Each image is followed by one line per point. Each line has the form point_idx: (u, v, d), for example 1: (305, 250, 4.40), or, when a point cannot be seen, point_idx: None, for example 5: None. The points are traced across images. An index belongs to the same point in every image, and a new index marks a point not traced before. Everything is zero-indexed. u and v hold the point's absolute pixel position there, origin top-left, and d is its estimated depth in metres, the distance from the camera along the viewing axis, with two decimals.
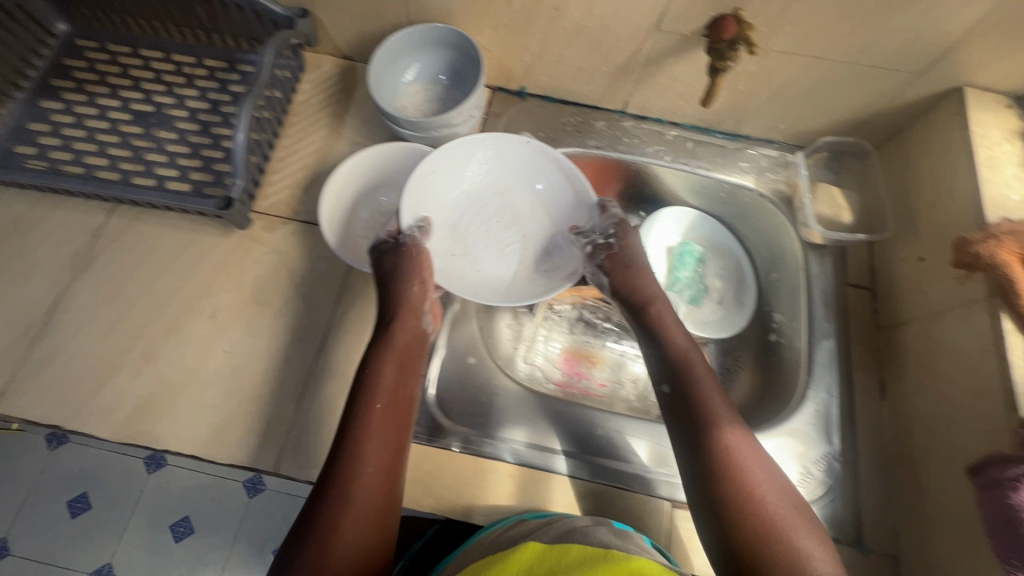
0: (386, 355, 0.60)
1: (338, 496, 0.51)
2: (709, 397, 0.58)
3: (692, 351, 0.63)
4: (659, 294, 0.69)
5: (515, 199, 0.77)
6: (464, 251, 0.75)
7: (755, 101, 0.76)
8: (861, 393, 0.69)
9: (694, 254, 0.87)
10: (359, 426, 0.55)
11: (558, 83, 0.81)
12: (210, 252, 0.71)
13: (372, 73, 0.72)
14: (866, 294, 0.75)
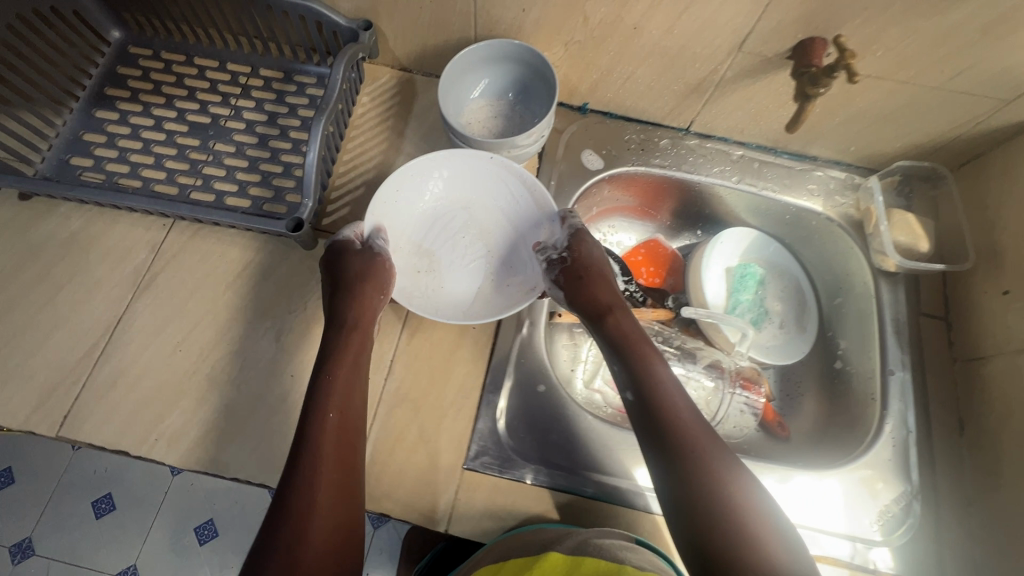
0: (343, 365, 0.59)
1: (302, 500, 0.49)
2: (679, 414, 0.55)
3: (651, 356, 0.60)
4: (618, 301, 0.65)
5: (479, 213, 0.73)
6: (426, 266, 0.71)
7: (830, 124, 0.74)
8: (938, 428, 0.68)
9: (756, 277, 0.84)
10: (318, 432, 0.53)
11: (624, 100, 0.79)
12: (273, 271, 0.69)
13: (441, 90, 0.70)
14: (940, 324, 0.73)
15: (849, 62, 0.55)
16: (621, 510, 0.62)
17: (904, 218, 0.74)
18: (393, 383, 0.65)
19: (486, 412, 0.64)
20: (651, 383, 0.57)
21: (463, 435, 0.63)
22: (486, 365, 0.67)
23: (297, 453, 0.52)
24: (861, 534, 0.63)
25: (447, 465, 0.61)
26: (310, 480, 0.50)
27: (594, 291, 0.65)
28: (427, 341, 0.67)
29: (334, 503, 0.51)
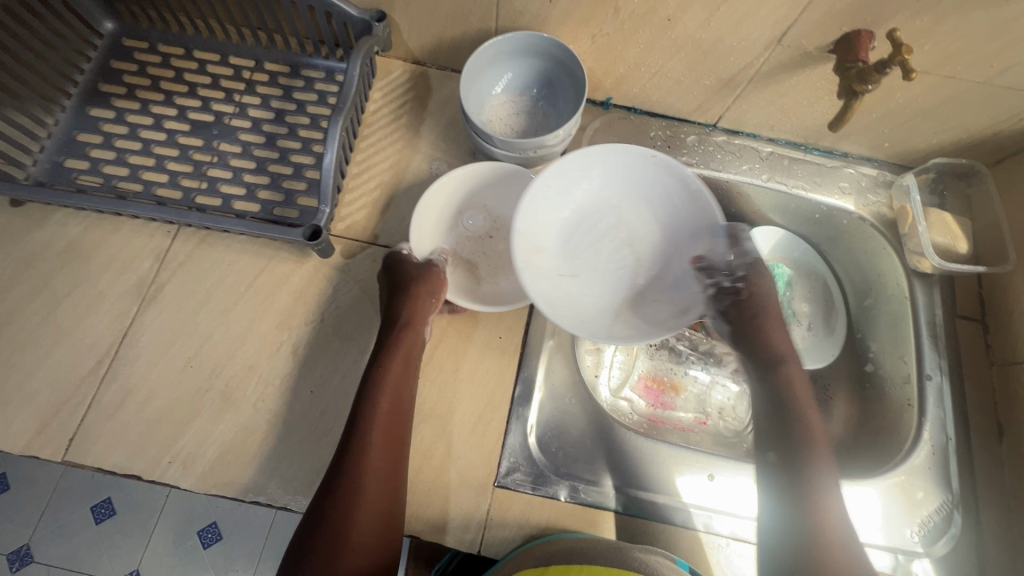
0: (392, 367, 0.57)
1: (344, 501, 0.50)
2: (824, 466, 0.57)
3: (812, 420, 0.60)
4: (792, 353, 0.64)
5: (633, 222, 0.69)
6: (572, 271, 0.67)
7: (865, 121, 0.71)
8: (978, 435, 0.66)
9: (785, 278, 0.83)
10: (365, 433, 0.53)
11: (650, 95, 0.75)
12: (286, 279, 0.65)
13: (461, 88, 0.66)
14: (976, 326, 0.71)
15: (906, 58, 0.52)
16: (660, 527, 0.59)
17: (940, 218, 0.72)
18: (418, 397, 0.62)
19: (516, 427, 0.62)
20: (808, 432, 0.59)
21: (493, 452, 0.60)
22: (514, 377, 0.64)
23: (344, 452, 0.53)
24: (902, 545, 0.61)
25: (477, 483, 0.59)
26: (353, 481, 0.51)
27: (769, 332, 0.65)
28: (452, 352, 0.64)
29: (376, 506, 0.51)
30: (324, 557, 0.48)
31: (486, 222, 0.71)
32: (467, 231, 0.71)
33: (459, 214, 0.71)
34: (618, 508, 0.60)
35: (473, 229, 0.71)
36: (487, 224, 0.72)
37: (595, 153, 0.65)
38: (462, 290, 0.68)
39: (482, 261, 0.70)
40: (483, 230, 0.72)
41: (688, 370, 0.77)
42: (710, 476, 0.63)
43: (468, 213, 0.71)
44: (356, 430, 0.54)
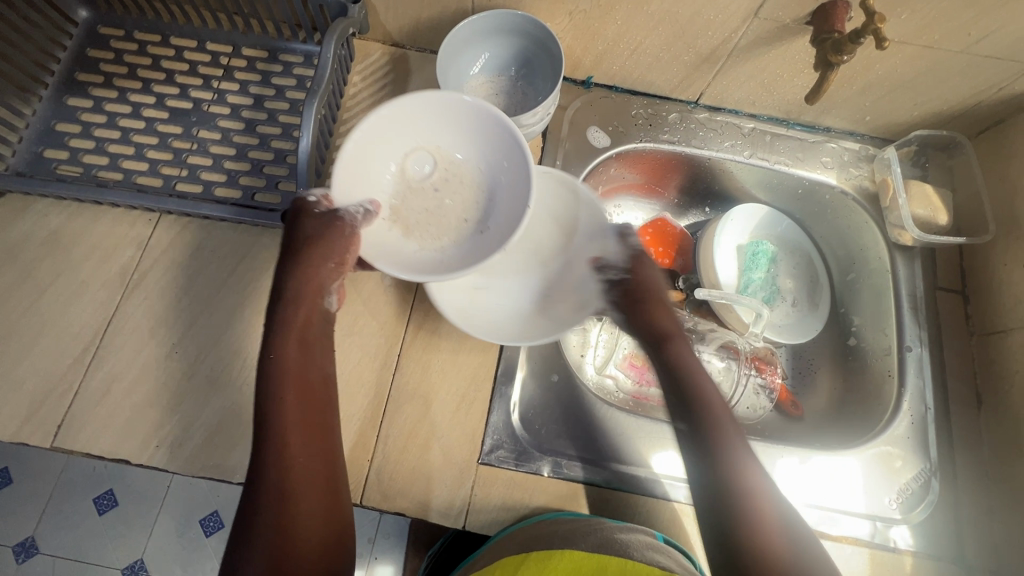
0: (288, 345, 0.53)
1: (274, 498, 0.47)
2: (746, 458, 0.52)
3: (710, 391, 0.56)
4: (677, 326, 0.59)
5: (537, 230, 0.71)
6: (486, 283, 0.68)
7: (845, 94, 0.71)
8: (957, 404, 0.67)
9: (768, 254, 0.82)
10: (279, 423, 0.50)
11: (630, 73, 0.75)
12: (269, 265, 0.66)
13: (438, 68, 0.66)
14: (957, 297, 0.72)
15: (880, 27, 0.52)
16: (641, 499, 0.60)
17: (921, 190, 0.72)
18: (402, 379, 0.63)
19: (500, 405, 0.62)
20: (716, 422, 0.54)
21: (477, 430, 0.61)
22: (497, 356, 0.64)
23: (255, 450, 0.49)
24: (882, 513, 0.62)
25: (461, 461, 0.60)
26: (279, 477, 0.48)
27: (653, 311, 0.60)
28: (435, 333, 0.65)
29: (310, 493, 0.49)
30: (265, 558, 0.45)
31: (436, 169, 0.60)
32: (412, 178, 0.60)
33: (405, 156, 0.60)
34: (595, 481, 0.61)
35: (419, 177, 0.60)
36: (437, 173, 0.61)
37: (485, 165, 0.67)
38: (397, 247, 0.56)
39: (425, 215, 0.59)
40: (431, 179, 0.60)
41: None
42: None
43: (416, 155, 0.60)
44: (262, 423, 0.50)
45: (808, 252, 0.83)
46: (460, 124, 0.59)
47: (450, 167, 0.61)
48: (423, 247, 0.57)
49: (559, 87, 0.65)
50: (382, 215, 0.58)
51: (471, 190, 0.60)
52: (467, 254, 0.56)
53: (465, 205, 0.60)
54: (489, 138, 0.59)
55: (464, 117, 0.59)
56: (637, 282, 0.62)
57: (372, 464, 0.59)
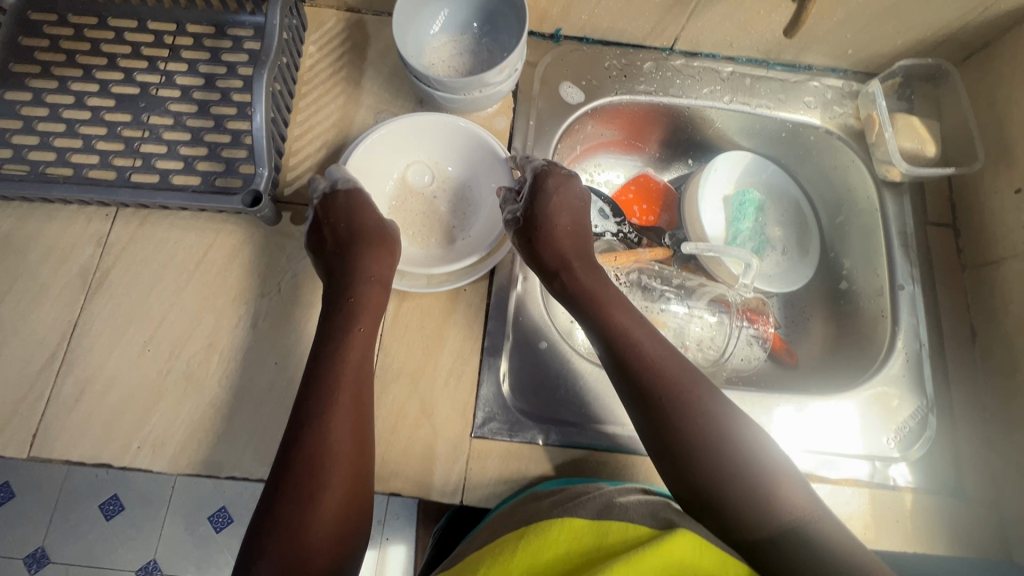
0: (353, 330, 0.55)
1: (301, 487, 0.47)
2: (662, 365, 0.53)
3: (618, 306, 0.57)
4: (575, 251, 0.59)
5: (461, 182, 0.66)
6: (406, 232, 0.64)
7: (826, 26, 0.68)
8: (951, 339, 0.66)
9: (755, 203, 0.81)
10: (324, 411, 0.50)
11: (599, 21, 0.71)
12: (237, 252, 0.63)
13: (394, 29, 0.61)
14: (948, 232, 0.70)
15: None
16: (639, 459, 0.60)
17: (908, 123, 0.69)
18: (384, 359, 0.61)
19: (488, 377, 0.61)
20: (625, 345, 0.54)
21: (467, 404, 0.60)
22: (482, 327, 0.62)
23: (295, 437, 0.49)
24: (879, 452, 0.62)
25: (454, 437, 0.58)
26: (313, 464, 0.48)
27: (552, 237, 0.59)
28: (416, 311, 0.62)
29: (338, 486, 0.48)
30: (286, 546, 0.45)
31: (435, 181, 0.66)
32: (413, 188, 0.66)
33: (407, 167, 0.66)
34: (576, 442, 0.60)
35: (418, 186, 0.66)
36: (435, 184, 0.66)
37: (419, 121, 0.63)
38: None
39: (418, 219, 0.65)
40: (429, 189, 0.66)
41: (663, 306, 0.76)
42: None
43: (416, 167, 0.66)
44: (308, 412, 0.50)
45: (795, 198, 0.82)
46: (456, 144, 0.65)
47: (448, 181, 0.66)
48: (413, 245, 0.64)
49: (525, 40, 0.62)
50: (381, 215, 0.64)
51: (462, 203, 0.66)
52: (447, 256, 0.63)
53: (455, 215, 0.65)
54: (480, 158, 0.65)
55: (461, 140, 0.64)
56: (530, 217, 0.60)
57: None
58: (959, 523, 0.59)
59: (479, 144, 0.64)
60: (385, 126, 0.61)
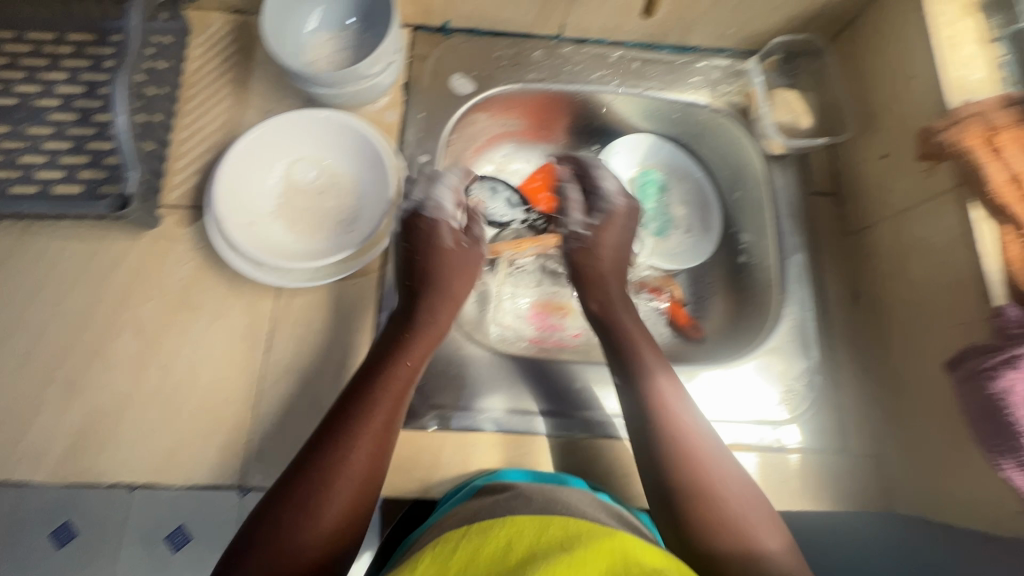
0: (399, 357, 0.53)
1: (314, 476, 0.45)
2: (666, 378, 0.56)
3: (633, 325, 0.61)
4: (609, 274, 0.66)
5: (348, 176, 0.65)
6: (294, 230, 0.63)
7: (700, 7, 0.70)
8: (835, 303, 0.68)
9: (657, 183, 0.84)
10: (365, 407, 0.49)
11: (484, 12, 0.72)
12: (122, 259, 0.62)
13: (267, 26, 0.61)
14: (832, 200, 0.72)
15: None
16: (532, 438, 0.60)
17: (783, 97, 0.72)
18: (273, 357, 0.61)
19: None
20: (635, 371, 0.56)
21: None
22: (375, 316, 0.63)
23: (317, 450, 0.47)
24: (769, 417, 0.64)
25: None
26: (332, 456, 0.46)
27: (602, 257, 0.66)
28: (307, 306, 0.63)
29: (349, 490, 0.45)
30: (268, 541, 0.42)
31: (321, 177, 0.65)
32: (299, 184, 0.65)
33: (291, 164, 0.65)
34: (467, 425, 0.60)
35: (305, 182, 0.65)
36: (321, 179, 0.65)
37: (294, 117, 0.62)
38: (277, 243, 0.62)
39: (305, 214, 0.64)
40: (315, 185, 0.65)
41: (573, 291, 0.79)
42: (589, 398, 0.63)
43: (300, 164, 0.65)
44: (336, 431, 0.47)
45: (696, 174, 0.84)
46: (337, 138, 0.64)
47: (334, 175, 0.65)
48: (300, 241, 0.63)
49: (397, 31, 0.63)
50: (266, 213, 0.63)
51: (349, 196, 0.65)
52: (334, 249, 0.63)
53: (343, 209, 0.65)
54: (363, 150, 0.64)
55: (342, 133, 0.64)
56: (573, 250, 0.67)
57: (252, 444, 0.58)
58: (845, 481, 0.60)
59: (359, 137, 0.64)
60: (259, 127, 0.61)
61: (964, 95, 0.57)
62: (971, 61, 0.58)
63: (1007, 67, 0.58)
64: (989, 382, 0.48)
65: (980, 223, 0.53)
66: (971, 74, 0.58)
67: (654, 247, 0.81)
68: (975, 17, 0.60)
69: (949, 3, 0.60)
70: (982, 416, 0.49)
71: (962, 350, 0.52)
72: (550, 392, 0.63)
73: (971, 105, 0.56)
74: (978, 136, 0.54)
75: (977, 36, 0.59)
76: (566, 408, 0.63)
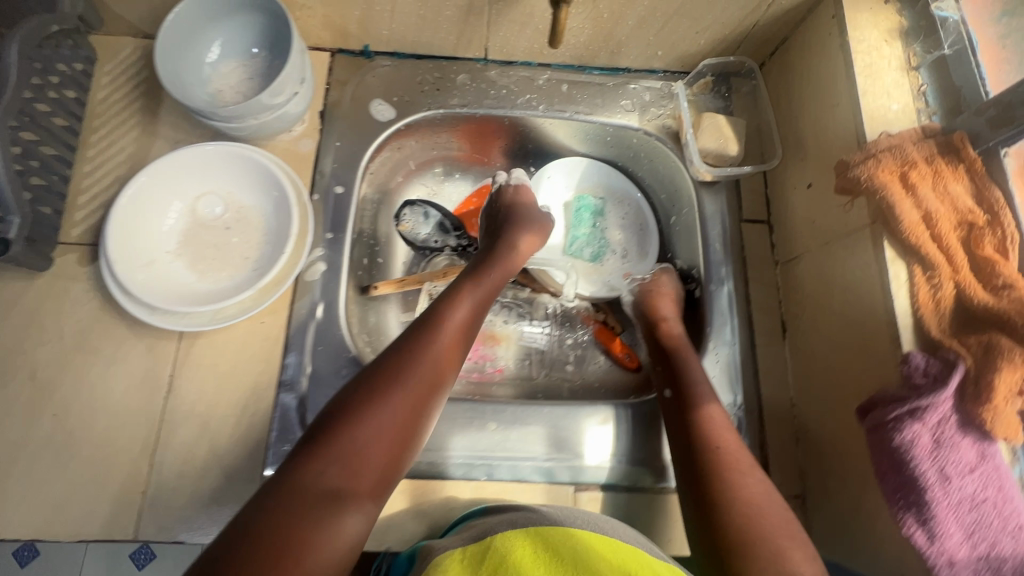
0: (450, 309, 0.58)
1: (380, 387, 0.50)
2: (691, 362, 0.61)
3: (679, 332, 0.65)
4: (671, 309, 0.68)
5: (256, 211, 0.63)
6: (196, 268, 0.61)
7: (625, 29, 0.67)
8: (761, 336, 0.66)
9: (592, 208, 0.81)
10: (431, 337, 0.55)
11: (404, 36, 0.70)
12: (16, 301, 0.60)
13: (161, 63, 0.57)
14: (762, 228, 0.70)
15: None
16: (438, 485, 0.58)
17: (712, 122, 0.69)
18: (173, 402, 0.59)
19: (284, 412, 0.59)
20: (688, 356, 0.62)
21: (259, 441, 0.58)
22: (282, 356, 0.61)
23: (371, 380, 0.51)
24: None
25: (244, 476, 0.57)
26: (395, 372, 0.51)
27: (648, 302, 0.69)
28: (210, 348, 0.60)
29: (405, 404, 0.50)
30: (329, 437, 0.46)
31: (228, 212, 0.63)
32: (204, 220, 0.62)
33: (195, 199, 0.62)
34: None
35: (210, 218, 0.63)
36: (228, 214, 0.63)
37: (198, 153, 0.60)
38: (176, 283, 0.59)
39: (211, 251, 0.62)
40: (222, 221, 0.63)
41: (506, 319, 0.76)
42: (505, 442, 0.60)
43: (206, 199, 0.63)
44: (392, 367, 0.52)
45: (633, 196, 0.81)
46: (245, 172, 0.62)
47: (241, 210, 0.63)
48: (202, 280, 0.61)
49: (298, 56, 0.60)
50: (166, 251, 0.60)
51: (256, 232, 0.63)
52: (237, 288, 0.60)
53: (249, 245, 0.62)
54: (270, 185, 0.62)
55: (249, 168, 0.62)
56: (640, 296, 0.70)
57: (146, 495, 0.55)
58: None
59: (266, 172, 0.62)
60: (156, 163, 0.58)
61: (882, 126, 0.55)
62: (890, 89, 0.56)
63: (929, 96, 0.57)
64: (896, 434, 0.46)
65: (892, 262, 0.51)
66: (890, 103, 0.56)
67: (584, 272, 0.79)
68: (895, 44, 0.58)
69: (871, 28, 0.58)
70: (889, 469, 0.47)
71: (872, 398, 0.50)
72: (464, 438, 0.60)
73: (887, 137, 0.54)
74: (891, 171, 0.52)
75: (902, 62, 0.57)
76: (477, 454, 0.59)
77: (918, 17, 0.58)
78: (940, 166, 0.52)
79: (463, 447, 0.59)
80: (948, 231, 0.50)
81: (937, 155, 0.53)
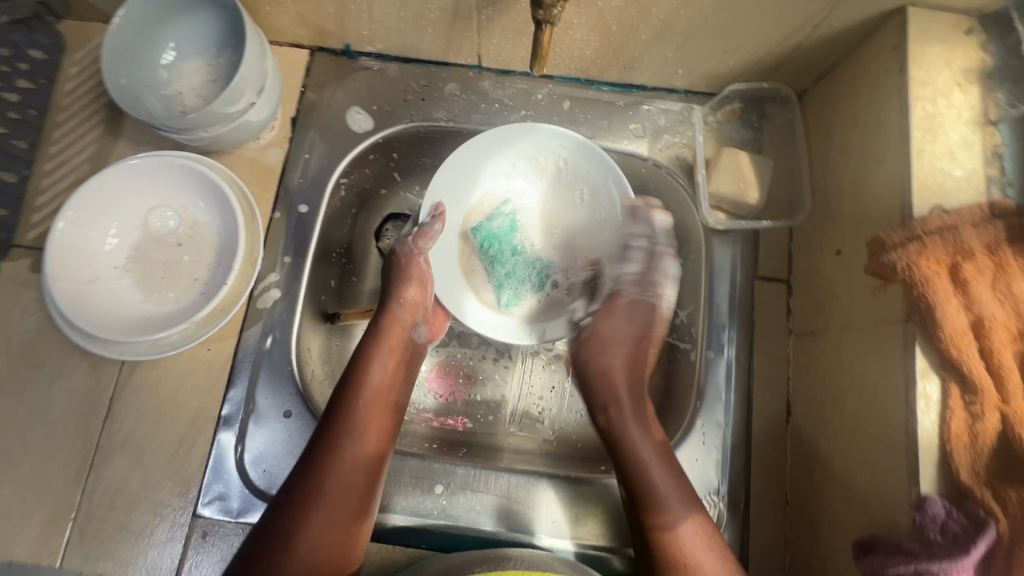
0: (356, 394, 0.50)
1: (291, 513, 0.45)
2: (641, 471, 0.50)
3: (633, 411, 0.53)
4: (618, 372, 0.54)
5: (209, 228, 0.59)
6: (141, 286, 0.57)
7: (639, 44, 0.57)
8: (761, 417, 0.57)
9: (499, 233, 0.57)
10: (336, 433, 0.48)
11: (386, 38, 0.62)
12: None
13: (107, 75, 0.53)
14: (779, 287, 0.60)
15: None
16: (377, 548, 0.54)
17: (731, 161, 0.60)
18: (111, 428, 0.56)
19: (223, 449, 0.56)
20: (643, 462, 0.50)
21: (193, 477, 0.55)
22: (225, 388, 0.57)
23: (289, 497, 0.46)
24: None
25: (174, 513, 0.54)
26: (304, 490, 0.46)
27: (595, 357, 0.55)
28: (152, 373, 0.57)
29: (326, 521, 0.45)
30: None
31: (181, 227, 0.59)
32: (155, 235, 0.58)
33: (148, 210, 0.58)
34: None
35: (162, 233, 0.59)
36: (182, 229, 0.59)
37: (150, 164, 0.57)
38: (119, 303, 0.56)
39: (160, 269, 0.58)
40: (174, 236, 0.59)
41: (484, 354, 0.65)
42: (452, 505, 0.55)
43: (159, 211, 0.59)
44: (303, 482, 0.46)
45: (583, 143, 0.56)
46: (199, 187, 0.58)
47: (195, 226, 0.59)
48: (147, 301, 0.57)
49: (253, 60, 0.54)
50: (114, 266, 0.57)
51: (208, 251, 0.59)
52: (179, 315, 0.56)
53: (199, 265, 0.58)
54: (222, 203, 0.58)
55: (203, 183, 0.58)
56: (577, 350, 0.56)
57: (75, 523, 0.54)
58: None
59: (219, 189, 0.57)
60: (106, 173, 0.55)
61: (936, 198, 0.44)
62: (955, 150, 0.45)
63: (1006, 161, 0.44)
64: None
65: (922, 376, 0.41)
66: (951, 169, 0.44)
67: (540, 316, 0.58)
68: (970, 92, 0.46)
69: (941, 68, 0.46)
70: None
71: (876, 536, 0.42)
72: (411, 498, 0.55)
73: (942, 214, 0.43)
74: (938, 262, 0.41)
75: (975, 116, 0.45)
76: (420, 518, 0.55)
77: (1008, 56, 0.45)
78: (1005, 258, 0.41)
79: (410, 509, 0.55)
80: (1002, 347, 0.39)
81: (1003, 243, 0.41)
